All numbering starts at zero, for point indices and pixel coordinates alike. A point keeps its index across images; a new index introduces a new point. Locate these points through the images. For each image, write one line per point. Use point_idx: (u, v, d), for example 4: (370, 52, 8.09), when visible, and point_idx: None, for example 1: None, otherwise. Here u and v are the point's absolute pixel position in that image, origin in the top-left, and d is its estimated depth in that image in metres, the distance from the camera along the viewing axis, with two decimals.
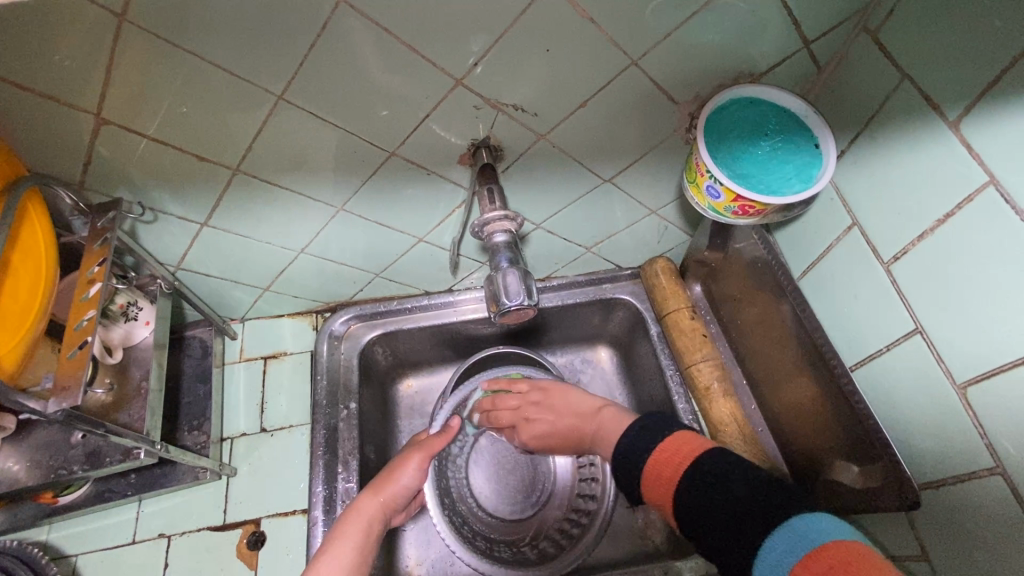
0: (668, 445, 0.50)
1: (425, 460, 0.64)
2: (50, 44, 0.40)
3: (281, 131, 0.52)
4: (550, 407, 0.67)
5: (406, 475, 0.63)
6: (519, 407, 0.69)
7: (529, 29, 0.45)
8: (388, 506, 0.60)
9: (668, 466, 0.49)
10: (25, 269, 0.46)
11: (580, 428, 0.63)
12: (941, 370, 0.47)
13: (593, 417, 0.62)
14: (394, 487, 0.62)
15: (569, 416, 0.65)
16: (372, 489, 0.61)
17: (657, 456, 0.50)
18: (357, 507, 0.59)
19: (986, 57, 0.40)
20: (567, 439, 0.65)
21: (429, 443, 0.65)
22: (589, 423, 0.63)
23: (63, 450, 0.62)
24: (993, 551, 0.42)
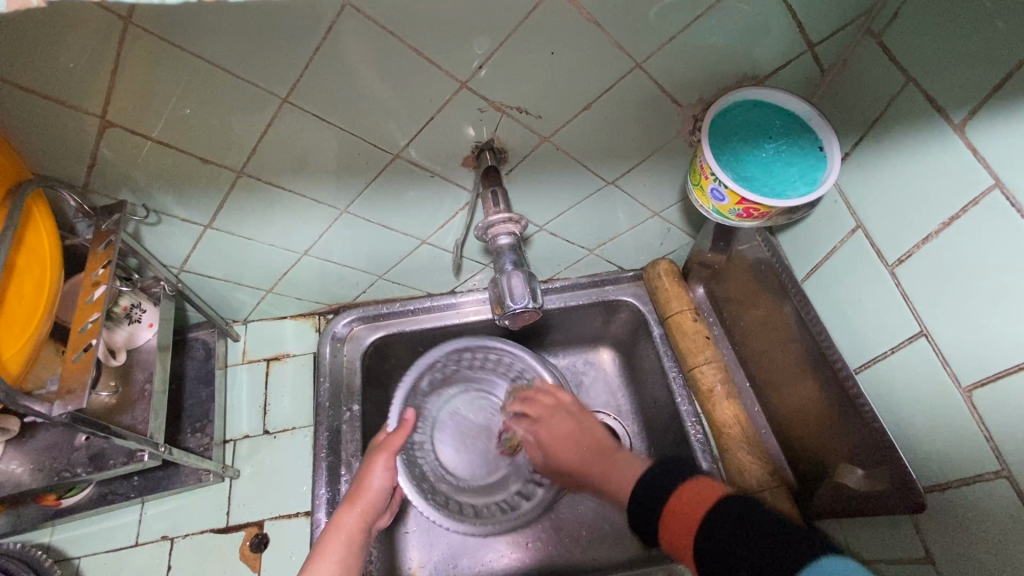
0: (690, 486, 0.49)
1: (390, 460, 0.63)
2: (55, 47, 0.41)
3: (285, 134, 0.52)
4: (577, 419, 0.66)
5: (375, 478, 0.62)
6: (553, 407, 0.68)
7: (534, 32, 0.45)
8: (368, 513, 0.61)
9: (690, 505, 0.47)
10: (30, 272, 0.46)
11: (592, 464, 0.62)
12: (946, 373, 0.46)
13: (609, 458, 0.61)
14: (369, 493, 0.61)
15: (591, 437, 0.64)
16: (348, 501, 0.61)
17: (677, 498, 0.48)
18: (336, 520, 0.60)
19: (992, 59, 0.40)
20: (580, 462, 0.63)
21: (389, 442, 0.64)
22: (603, 462, 0.61)
23: (66, 452, 0.62)
24: (998, 554, 0.42)
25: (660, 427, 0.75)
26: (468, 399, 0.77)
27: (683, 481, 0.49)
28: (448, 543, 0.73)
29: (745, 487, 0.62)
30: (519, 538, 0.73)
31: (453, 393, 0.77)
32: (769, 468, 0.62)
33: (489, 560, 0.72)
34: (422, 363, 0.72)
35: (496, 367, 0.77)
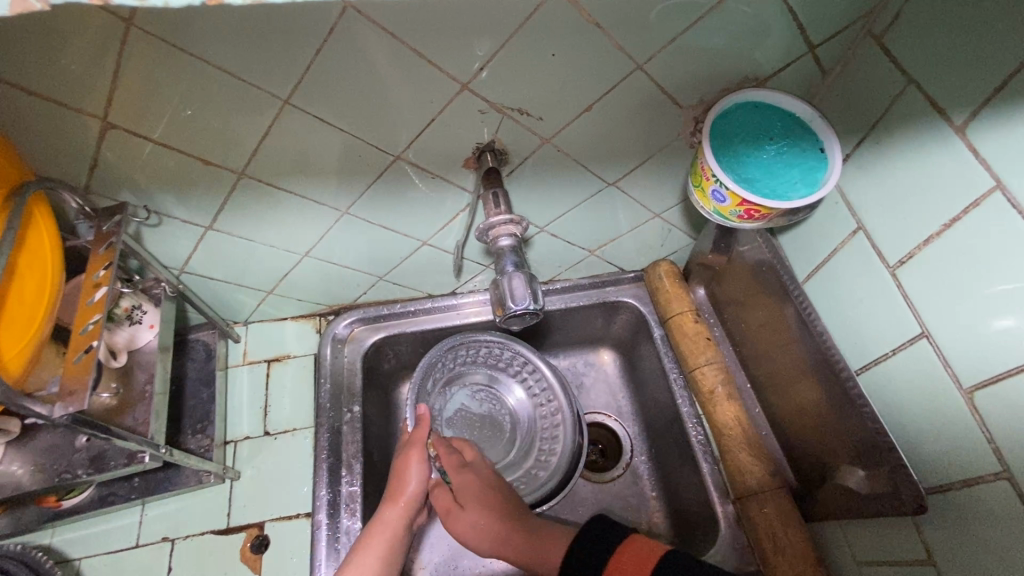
0: (627, 547, 0.51)
1: (424, 455, 0.64)
2: (57, 50, 0.41)
3: (286, 135, 0.52)
4: (485, 484, 0.61)
5: (413, 473, 0.62)
6: (459, 472, 0.63)
7: (535, 34, 0.46)
8: (409, 509, 0.61)
9: (632, 565, 0.49)
10: (31, 274, 0.46)
11: (505, 533, 0.58)
12: (947, 374, 0.46)
13: (529, 529, 0.58)
14: (408, 490, 0.62)
15: (500, 503, 0.60)
16: (389, 497, 0.62)
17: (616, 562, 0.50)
18: (380, 517, 0.60)
19: (993, 61, 0.40)
20: (487, 534, 0.59)
21: (418, 438, 0.64)
22: (520, 534, 0.58)
23: (67, 453, 0.62)
24: (1000, 556, 0.42)
25: (660, 428, 0.75)
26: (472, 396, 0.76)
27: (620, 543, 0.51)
28: (448, 544, 0.73)
29: (746, 488, 0.62)
30: None
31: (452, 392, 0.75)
32: (770, 469, 0.62)
33: (489, 561, 0.72)
34: (420, 369, 0.71)
35: (499, 361, 0.76)
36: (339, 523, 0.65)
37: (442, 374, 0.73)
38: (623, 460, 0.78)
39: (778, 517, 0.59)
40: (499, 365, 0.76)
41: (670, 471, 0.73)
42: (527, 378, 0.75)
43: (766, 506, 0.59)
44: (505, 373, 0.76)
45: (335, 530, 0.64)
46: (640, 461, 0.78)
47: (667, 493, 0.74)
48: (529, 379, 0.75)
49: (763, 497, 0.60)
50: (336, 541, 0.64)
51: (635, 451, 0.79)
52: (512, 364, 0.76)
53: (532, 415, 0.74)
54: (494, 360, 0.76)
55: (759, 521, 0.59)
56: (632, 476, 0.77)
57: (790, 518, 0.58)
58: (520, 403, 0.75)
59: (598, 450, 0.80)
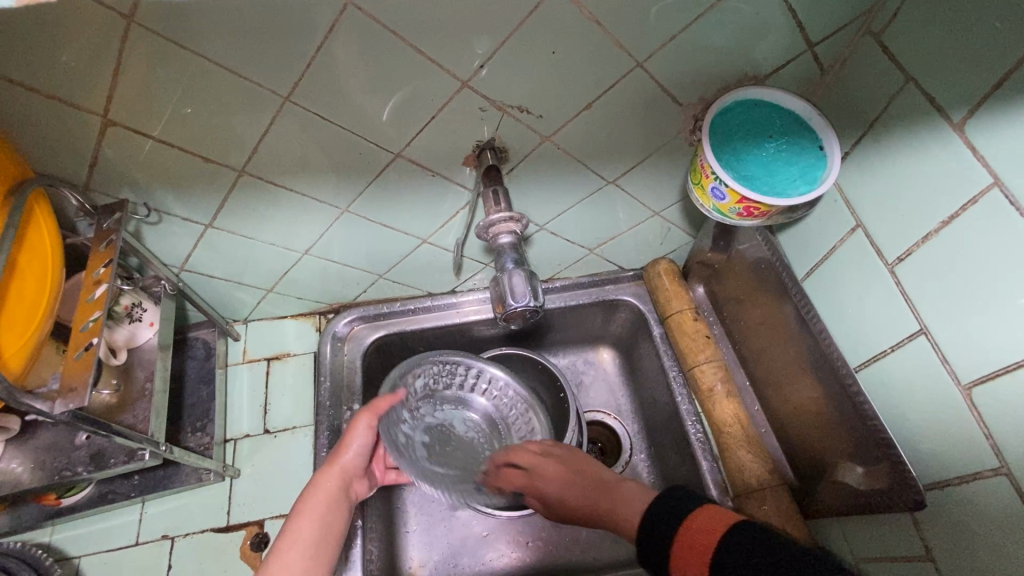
0: (699, 514, 0.48)
1: (374, 421, 0.62)
2: (58, 47, 0.41)
3: (286, 133, 0.52)
4: (570, 468, 0.61)
5: (356, 439, 0.61)
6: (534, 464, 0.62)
7: (535, 30, 0.46)
8: (346, 476, 0.60)
9: (701, 534, 0.46)
10: (31, 271, 0.46)
11: (601, 511, 0.58)
12: (945, 370, 0.47)
13: (617, 497, 0.57)
14: (347, 457, 0.60)
15: (586, 481, 0.60)
16: (327, 464, 0.60)
17: (688, 529, 0.47)
18: (315, 482, 0.58)
19: (990, 59, 0.40)
20: (584, 510, 0.59)
21: (375, 404, 0.62)
22: (613, 508, 0.57)
23: (67, 451, 0.62)
24: (998, 552, 0.43)
25: (660, 426, 0.76)
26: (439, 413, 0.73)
27: (693, 511, 0.48)
28: (448, 543, 0.73)
29: (745, 486, 0.62)
30: (518, 537, 0.73)
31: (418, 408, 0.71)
32: (769, 467, 0.62)
33: (489, 559, 0.72)
34: (402, 368, 0.69)
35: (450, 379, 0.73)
36: None
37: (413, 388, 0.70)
38: (623, 459, 0.78)
39: (777, 515, 0.59)
40: (453, 381, 0.73)
41: (670, 470, 0.73)
42: (482, 388, 0.74)
43: (766, 503, 0.60)
44: (469, 390, 0.74)
45: None
46: (639, 459, 0.78)
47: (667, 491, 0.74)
48: (489, 389, 0.74)
49: (762, 495, 0.60)
50: None
51: (634, 450, 0.79)
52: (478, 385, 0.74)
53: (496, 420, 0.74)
54: (456, 377, 0.73)
55: (758, 518, 0.59)
56: (632, 474, 0.77)
57: (790, 515, 0.59)
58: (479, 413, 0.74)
59: (597, 449, 0.80)
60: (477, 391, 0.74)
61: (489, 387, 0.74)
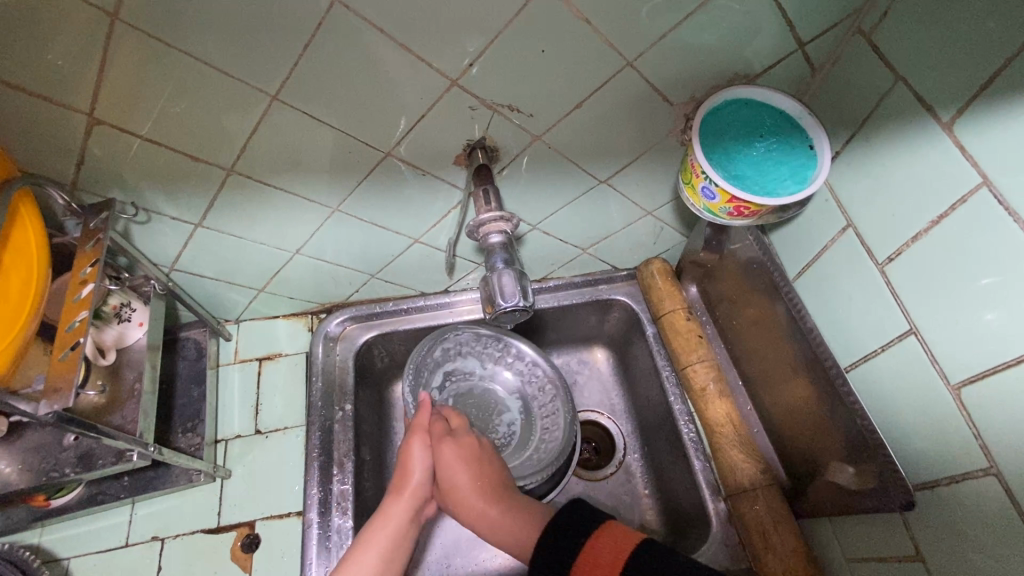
0: (603, 532, 0.52)
1: (427, 440, 0.62)
2: (42, 45, 0.40)
3: (275, 132, 0.52)
4: (471, 461, 0.61)
5: (417, 462, 0.60)
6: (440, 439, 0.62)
7: (523, 30, 0.45)
8: (415, 499, 0.59)
9: (609, 551, 0.50)
10: (16, 271, 0.46)
11: (482, 504, 0.58)
12: (935, 370, 0.47)
13: (506, 504, 0.58)
14: (414, 480, 0.60)
15: (486, 477, 0.60)
16: (394, 490, 0.60)
17: (592, 544, 0.51)
18: (383, 511, 0.58)
19: (979, 59, 0.40)
20: (464, 494, 0.59)
21: (421, 424, 0.62)
22: (502, 505, 0.58)
23: (55, 452, 0.61)
24: (987, 552, 0.43)
25: (653, 426, 0.75)
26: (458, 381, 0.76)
27: (598, 526, 0.52)
28: (441, 543, 0.73)
29: (737, 486, 0.62)
30: None
31: (443, 373, 0.75)
32: (762, 466, 0.62)
33: (483, 559, 0.72)
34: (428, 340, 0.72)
35: (479, 351, 0.76)
36: (331, 521, 0.65)
37: (434, 359, 0.73)
38: (616, 459, 0.78)
39: (768, 515, 0.59)
40: (488, 354, 0.76)
41: (663, 469, 0.73)
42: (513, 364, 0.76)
43: (757, 503, 0.59)
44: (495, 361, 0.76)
45: (327, 528, 0.64)
46: (633, 459, 0.78)
47: (660, 491, 0.74)
48: (517, 364, 0.76)
49: (754, 495, 0.60)
50: (327, 540, 0.64)
51: (628, 449, 0.79)
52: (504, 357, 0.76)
53: (526, 394, 0.75)
54: (486, 349, 0.76)
55: (749, 518, 0.59)
56: (625, 474, 0.77)
57: (781, 515, 0.58)
58: (509, 387, 0.76)
59: (591, 449, 0.80)
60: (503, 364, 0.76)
61: (517, 363, 0.76)
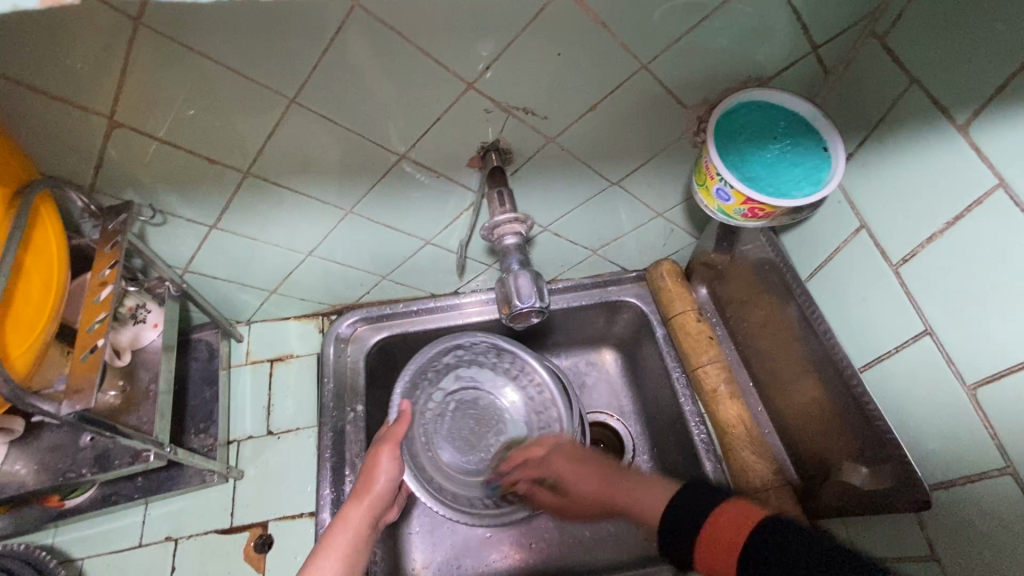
0: (726, 509, 0.47)
1: (395, 452, 0.61)
2: (65, 49, 0.41)
3: (291, 135, 0.52)
4: (579, 460, 0.63)
5: (382, 471, 0.60)
6: (545, 457, 0.66)
7: (540, 32, 0.46)
8: (375, 508, 0.60)
9: (730, 529, 0.45)
10: (38, 271, 0.46)
11: (611, 494, 0.59)
12: (950, 370, 0.47)
13: (627, 486, 0.57)
14: (376, 489, 0.60)
15: (603, 471, 0.61)
16: (355, 496, 0.60)
17: (715, 522, 0.47)
18: (343, 515, 0.59)
19: (994, 62, 0.41)
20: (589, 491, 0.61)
21: (394, 432, 0.62)
22: (620, 491, 0.58)
23: (71, 453, 0.61)
24: (1003, 551, 0.43)
25: (663, 427, 0.76)
26: (466, 392, 0.76)
27: (715, 505, 0.48)
28: (451, 544, 0.73)
29: (750, 487, 0.62)
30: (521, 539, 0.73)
31: (454, 379, 0.75)
32: (774, 468, 0.62)
33: (493, 560, 0.72)
34: (436, 348, 0.72)
35: (496, 363, 0.75)
36: None
37: (443, 363, 0.74)
38: (625, 460, 0.78)
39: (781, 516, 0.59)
40: (504, 367, 0.75)
41: (673, 471, 0.73)
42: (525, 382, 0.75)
43: (770, 505, 0.60)
44: (507, 376, 0.76)
45: None
46: (642, 460, 0.78)
47: None
48: (530, 384, 0.75)
49: (767, 496, 0.60)
50: None
51: (637, 450, 0.79)
52: (519, 373, 0.75)
53: (528, 417, 0.74)
54: (501, 363, 0.75)
55: None
56: None
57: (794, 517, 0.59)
58: (516, 405, 0.75)
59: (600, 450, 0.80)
60: (517, 381, 0.75)
61: (530, 384, 0.75)
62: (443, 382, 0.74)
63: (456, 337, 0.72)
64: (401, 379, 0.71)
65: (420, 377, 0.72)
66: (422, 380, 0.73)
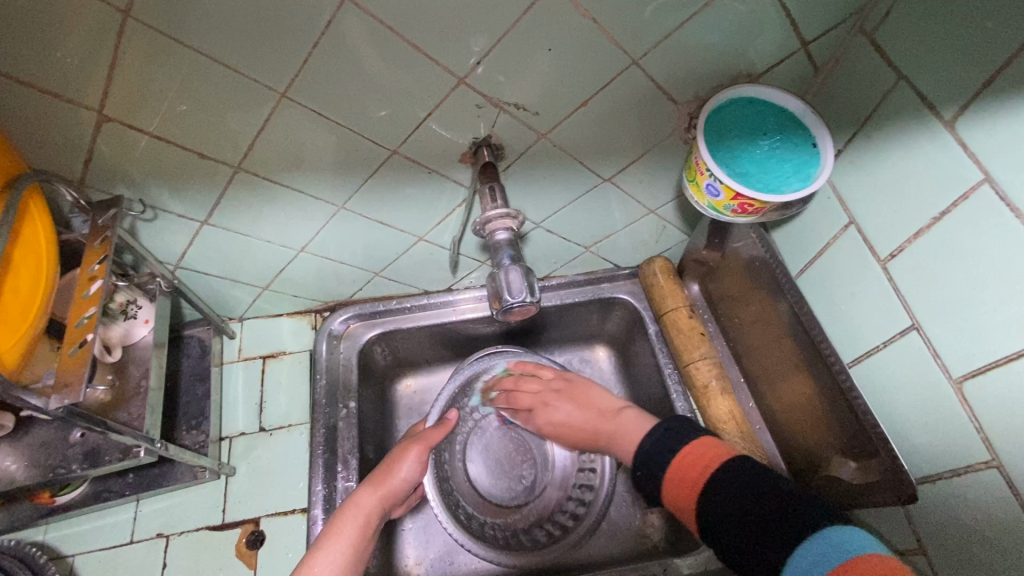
0: (692, 448, 0.52)
1: (423, 452, 0.65)
2: (52, 42, 0.41)
3: (283, 130, 0.52)
4: (571, 397, 0.68)
5: (405, 468, 0.63)
6: (540, 393, 0.71)
7: (531, 27, 0.46)
8: (386, 500, 0.61)
9: (694, 467, 0.50)
10: (26, 266, 0.46)
11: (599, 427, 0.64)
12: (936, 365, 0.47)
13: (611, 421, 0.63)
14: (394, 481, 0.62)
15: (591, 408, 0.66)
16: (371, 484, 0.61)
17: (680, 461, 0.52)
18: (356, 501, 0.60)
19: (981, 58, 0.41)
20: (582, 427, 0.66)
21: (427, 436, 0.66)
22: (606, 425, 0.63)
23: (61, 449, 0.61)
24: (988, 543, 0.43)
25: None
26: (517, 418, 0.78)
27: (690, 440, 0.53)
28: (444, 541, 0.73)
29: None
30: None
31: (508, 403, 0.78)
32: (764, 463, 0.62)
33: None
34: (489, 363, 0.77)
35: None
36: None
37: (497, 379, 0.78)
38: None
39: None
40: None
41: None
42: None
43: None
44: None
45: None
46: None
47: None
48: None
49: None
50: None
51: None
52: None
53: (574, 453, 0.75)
54: None
55: None
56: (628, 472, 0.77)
57: None
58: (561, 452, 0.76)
59: None
60: None
61: None
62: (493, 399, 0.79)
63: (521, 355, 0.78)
64: (447, 384, 0.75)
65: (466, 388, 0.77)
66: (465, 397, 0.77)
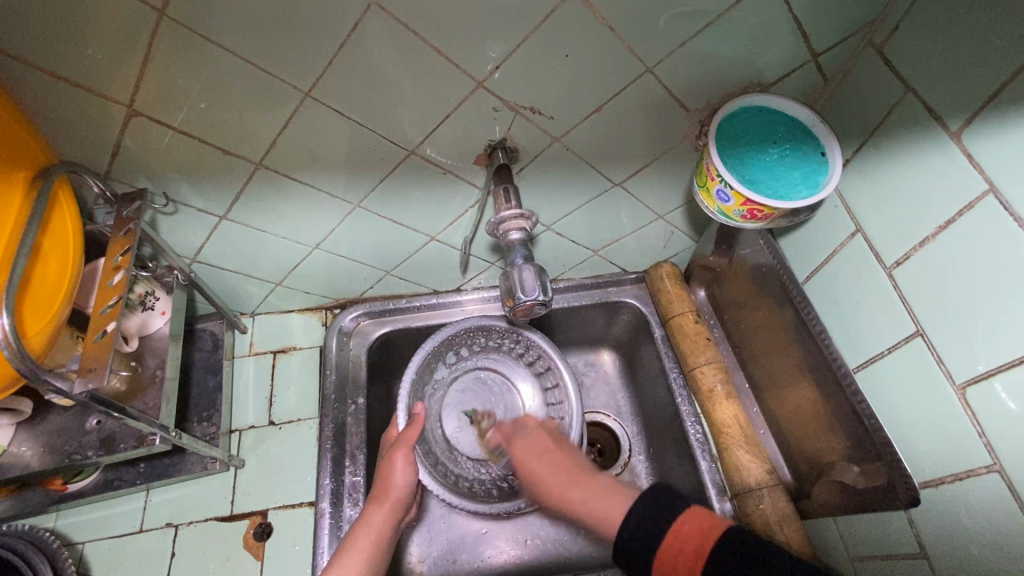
0: (688, 517, 0.46)
1: (410, 454, 0.64)
2: (86, 38, 0.42)
3: (303, 129, 0.54)
4: (553, 445, 0.62)
5: (400, 474, 0.63)
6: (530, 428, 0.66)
7: (549, 35, 0.47)
8: (395, 511, 0.62)
9: (692, 539, 0.45)
10: (55, 254, 0.47)
11: (567, 491, 0.56)
12: (941, 371, 0.48)
13: (583, 484, 0.56)
14: (393, 490, 0.62)
15: (569, 466, 0.59)
16: (376, 500, 0.62)
17: (677, 530, 0.46)
18: (367, 518, 0.61)
19: (986, 72, 0.42)
20: (536, 474, 0.60)
21: (405, 437, 0.65)
22: (584, 495, 0.54)
23: (78, 435, 0.62)
24: (990, 547, 0.44)
25: (659, 427, 0.77)
26: (478, 377, 0.80)
27: (680, 512, 0.47)
28: (448, 539, 0.74)
29: (743, 485, 0.63)
30: (517, 535, 0.74)
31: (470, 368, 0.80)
32: (767, 467, 0.63)
33: (488, 556, 0.73)
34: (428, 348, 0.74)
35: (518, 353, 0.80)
36: (342, 512, 0.66)
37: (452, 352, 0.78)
38: (621, 460, 0.79)
39: (774, 514, 0.60)
40: (521, 355, 0.80)
41: (668, 470, 0.75)
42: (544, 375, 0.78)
43: (764, 502, 0.61)
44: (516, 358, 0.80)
45: (339, 519, 0.66)
46: (638, 460, 0.79)
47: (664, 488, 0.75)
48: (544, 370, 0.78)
49: (760, 494, 0.61)
50: (339, 530, 0.65)
51: (633, 450, 0.80)
52: (528, 355, 0.79)
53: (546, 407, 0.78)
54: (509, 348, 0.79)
55: (755, 517, 0.60)
56: (630, 474, 0.78)
57: (787, 516, 0.59)
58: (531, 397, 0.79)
59: (596, 450, 0.81)
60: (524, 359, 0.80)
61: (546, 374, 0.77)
62: (447, 373, 0.79)
63: (462, 324, 0.75)
64: (405, 378, 0.73)
65: (430, 365, 0.76)
66: (426, 377, 0.76)
